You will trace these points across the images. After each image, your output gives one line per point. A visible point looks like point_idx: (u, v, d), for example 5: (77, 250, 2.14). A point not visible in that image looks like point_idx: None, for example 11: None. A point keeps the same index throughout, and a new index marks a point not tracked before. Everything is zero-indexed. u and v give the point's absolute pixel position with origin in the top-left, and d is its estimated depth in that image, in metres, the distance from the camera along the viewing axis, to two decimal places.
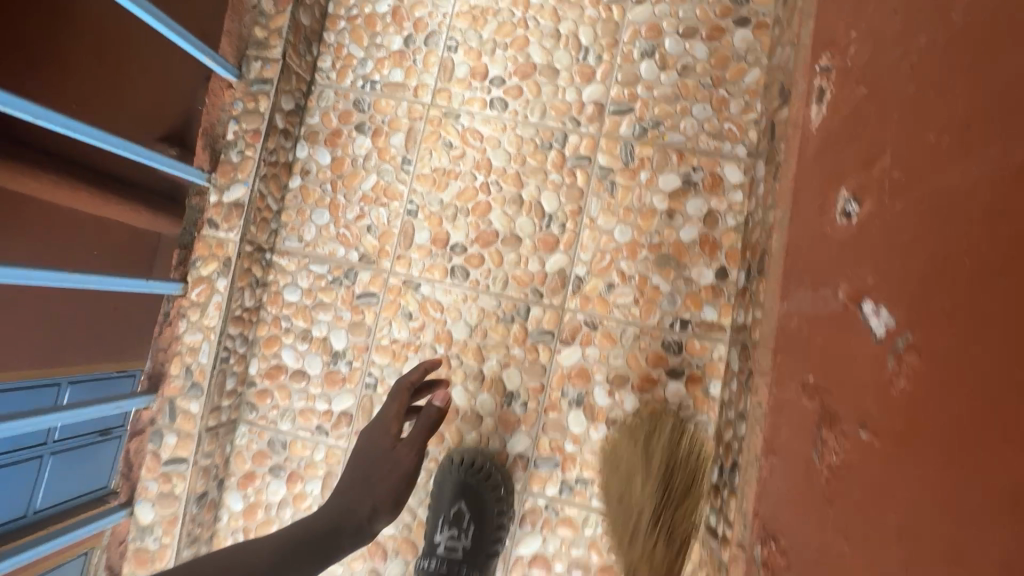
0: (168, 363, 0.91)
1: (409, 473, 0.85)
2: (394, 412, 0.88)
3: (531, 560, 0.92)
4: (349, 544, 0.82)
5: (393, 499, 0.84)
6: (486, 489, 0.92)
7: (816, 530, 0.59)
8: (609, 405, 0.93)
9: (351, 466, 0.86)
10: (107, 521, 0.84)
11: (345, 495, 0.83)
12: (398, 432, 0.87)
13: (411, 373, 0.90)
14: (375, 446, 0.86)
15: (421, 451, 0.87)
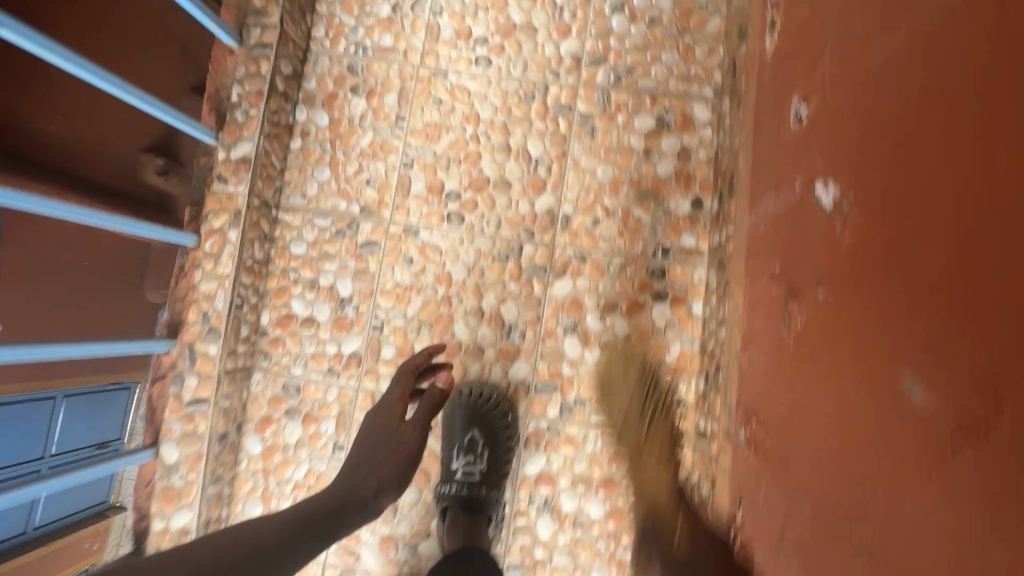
0: (186, 310, 0.96)
1: (412, 454, 0.88)
2: (398, 396, 0.93)
3: (537, 479, 0.98)
4: (355, 523, 0.80)
5: (397, 478, 0.85)
6: (491, 410, 0.99)
7: (790, 389, 0.66)
8: (600, 330, 1.00)
9: (355, 451, 0.88)
10: (133, 460, 0.88)
11: (352, 475, 0.83)
12: (402, 413, 0.91)
13: (416, 357, 0.96)
14: (378, 426, 0.90)
15: (422, 431, 0.90)
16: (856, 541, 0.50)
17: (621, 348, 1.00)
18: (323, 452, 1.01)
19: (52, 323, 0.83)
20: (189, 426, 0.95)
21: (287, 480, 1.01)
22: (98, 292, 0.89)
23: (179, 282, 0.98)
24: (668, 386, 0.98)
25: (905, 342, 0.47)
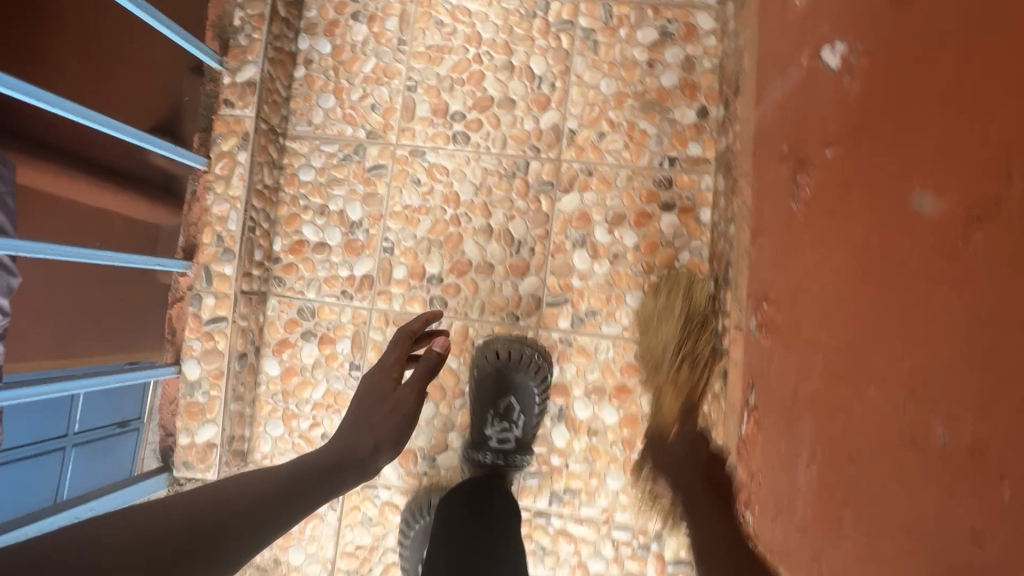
0: (201, 233, 0.98)
1: (412, 415, 0.74)
2: (393, 359, 0.81)
3: (552, 390, 1.00)
4: (354, 478, 0.68)
5: (397, 438, 0.73)
6: (519, 369, 0.98)
7: (801, 258, 0.67)
8: (609, 242, 1.01)
9: (348, 414, 0.74)
10: (157, 372, 0.92)
11: (348, 432, 0.71)
12: (400, 376, 0.78)
13: (413, 322, 0.86)
14: (369, 393, 0.76)
15: (422, 395, 0.77)
16: (873, 366, 0.50)
17: (630, 259, 1.00)
18: (340, 371, 1.03)
19: (64, 297, 1.01)
20: (209, 343, 0.97)
21: (306, 400, 1.03)
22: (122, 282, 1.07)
23: (192, 207, 1.00)
24: None
25: (920, 155, 0.47)
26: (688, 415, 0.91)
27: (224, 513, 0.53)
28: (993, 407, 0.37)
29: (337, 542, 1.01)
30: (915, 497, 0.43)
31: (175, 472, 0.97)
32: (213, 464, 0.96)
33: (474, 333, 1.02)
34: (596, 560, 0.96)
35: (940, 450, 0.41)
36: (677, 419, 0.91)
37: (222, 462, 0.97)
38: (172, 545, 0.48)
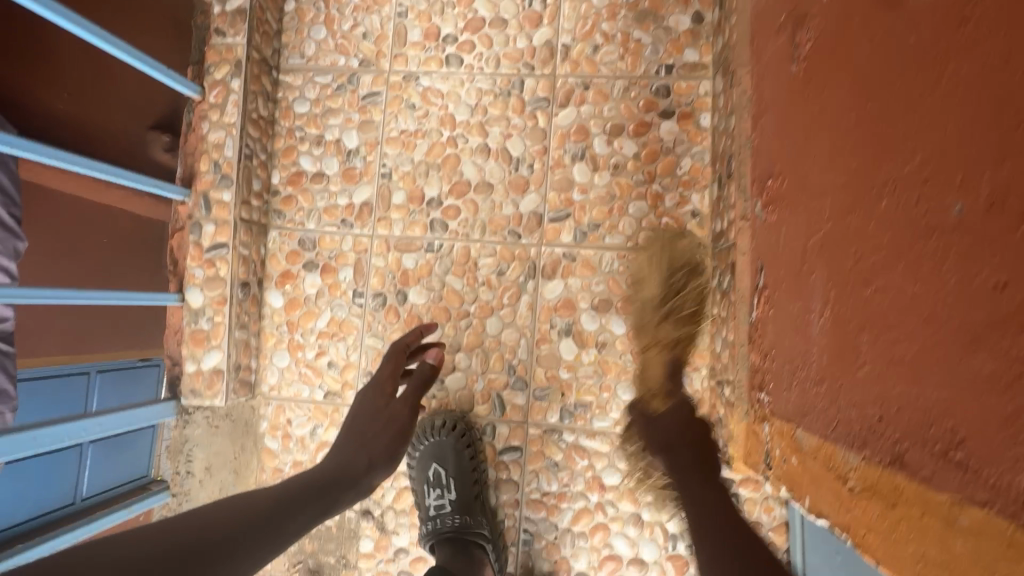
0: (197, 161, 0.98)
1: (405, 427, 0.88)
2: (389, 373, 0.92)
3: (557, 304, 0.98)
4: (347, 501, 0.78)
5: (390, 452, 0.85)
6: (536, 550, 0.95)
7: (805, 118, 0.65)
8: (608, 153, 1.00)
9: (346, 428, 0.87)
10: (160, 297, 0.92)
11: (343, 454, 0.82)
12: (394, 390, 0.91)
13: (407, 335, 0.94)
14: (367, 408, 0.88)
15: (414, 406, 0.91)
16: (881, 181, 0.48)
17: (631, 168, 0.99)
18: (343, 299, 1.03)
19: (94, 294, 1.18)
20: (211, 271, 0.97)
21: (311, 330, 1.02)
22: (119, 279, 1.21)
23: (188, 138, 1.00)
24: (681, 201, 0.97)
25: None
26: (675, 377, 0.86)
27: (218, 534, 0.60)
28: (1007, 153, 0.35)
29: None
30: (930, 286, 0.41)
31: (182, 400, 0.97)
32: (220, 391, 0.96)
33: (476, 253, 1.01)
34: (610, 472, 0.95)
35: (954, 225, 0.39)
36: (664, 389, 0.87)
37: (228, 391, 0.96)
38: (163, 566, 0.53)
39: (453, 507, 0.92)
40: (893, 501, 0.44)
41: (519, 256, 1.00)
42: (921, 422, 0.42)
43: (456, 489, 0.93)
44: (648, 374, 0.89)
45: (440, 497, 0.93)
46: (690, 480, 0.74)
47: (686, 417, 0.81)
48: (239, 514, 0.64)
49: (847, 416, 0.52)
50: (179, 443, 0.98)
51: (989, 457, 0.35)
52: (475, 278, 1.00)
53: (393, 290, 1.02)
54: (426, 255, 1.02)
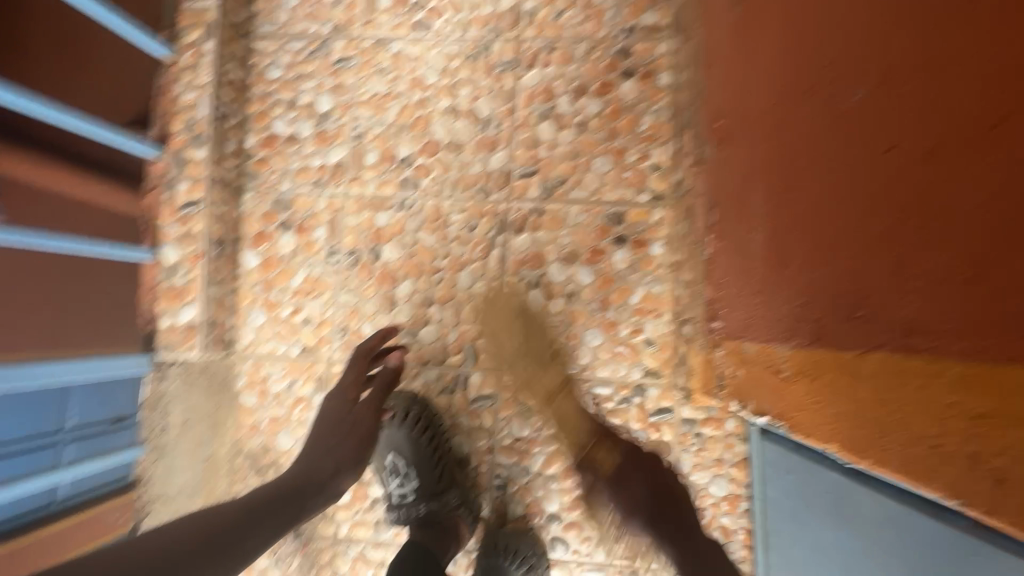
0: (171, 121, 1.01)
1: (371, 431, 0.86)
2: (353, 379, 0.91)
3: (526, 257, 1.01)
4: (316, 505, 0.78)
5: (357, 455, 0.84)
6: (513, 500, 0.98)
7: (745, 55, 0.69)
8: (572, 112, 1.03)
9: (311, 434, 0.85)
10: (134, 251, 0.94)
11: (310, 460, 0.82)
12: (358, 395, 0.90)
13: (370, 340, 0.94)
14: (332, 419, 0.86)
15: (380, 411, 0.89)
16: (804, 90, 0.53)
17: (594, 126, 1.03)
18: (317, 258, 1.05)
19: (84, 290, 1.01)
20: (186, 228, 1.00)
21: (286, 288, 1.04)
22: None
23: (159, 99, 1.02)
24: (643, 155, 1.01)
25: None
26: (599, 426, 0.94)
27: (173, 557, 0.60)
28: (890, 32, 0.39)
29: None
30: (840, 169, 0.46)
31: (158, 353, 1.00)
32: (197, 344, 0.99)
33: (447, 210, 1.04)
34: (579, 416, 0.98)
35: (856, 108, 0.44)
36: (598, 435, 0.93)
37: (205, 344, 1.00)
38: None
39: (416, 497, 0.95)
40: (816, 372, 0.48)
41: (488, 212, 1.03)
42: (836, 293, 0.46)
43: (417, 477, 0.96)
44: (567, 421, 0.97)
45: (402, 486, 0.96)
46: (653, 511, 0.83)
47: (629, 469, 0.88)
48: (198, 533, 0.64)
49: (781, 313, 0.56)
50: (155, 398, 1.01)
51: (881, 302, 0.39)
52: (446, 235, 1.03)
53: (367, 247, 1.04)
54: (398, 213, 1.05)
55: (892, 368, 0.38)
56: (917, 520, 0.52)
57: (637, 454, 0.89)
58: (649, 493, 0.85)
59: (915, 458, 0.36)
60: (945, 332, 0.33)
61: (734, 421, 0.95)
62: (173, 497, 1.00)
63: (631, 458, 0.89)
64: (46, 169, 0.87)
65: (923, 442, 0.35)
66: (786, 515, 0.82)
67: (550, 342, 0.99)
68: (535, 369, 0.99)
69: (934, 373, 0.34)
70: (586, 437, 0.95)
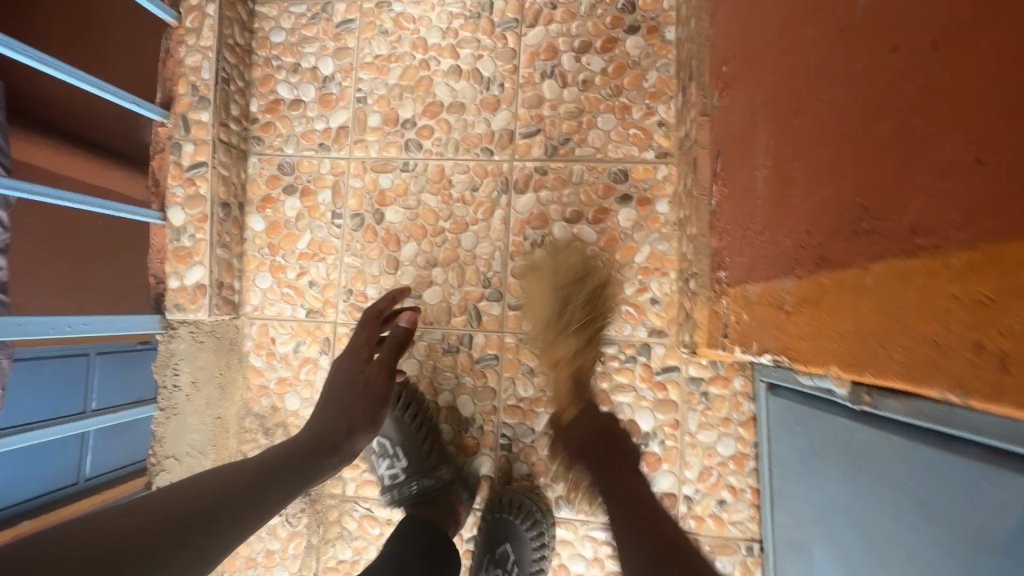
0: (176, 85, 1.01)
1: (383, 394, 0.84)
2: (364, 340, 0.89)
3: (529, 217, 1.01)
4: (331, 465, 0.78)
5: (369, 417, 0.83)
6: (518, 459, 0.98)
7: None
8: (576, 70, 1.02)
9: (323, 397, 0.84)
10: (143, 212, 0.96)
11: (324, 421, 0.80)
12: (369, 356, 0.88)
13: (381, 301, 0.92)
14: (345, 380, 0.84)
15: (392, 372, 0.87)
16: (809, 11, 0.51)
17: (598, 84, 1.01)
18: (322, 221, 1.05)
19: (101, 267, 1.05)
20: (192, 189, 1.01)
21: (292, 252, 1.05)
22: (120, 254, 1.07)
23: (165, 63, 1.02)
24: (648, 112, 0.99)
25: None
26: (579, 390, 0.91)
27: (192, 511, 0.59)
28: None
29: None
30: (845, 83, 0.44)
31: (167, 314, 1.01)
32: (203, 305, 1.00)
33: (450, 171, 1.03)
34: None
35: (861, 13, 0.42)
36: (571, 399, 0.91)
37: (212, 305, 1.00)
38: (136, 546, 0.53)
39: (406, 475, 0.95)
40: (817, 296, 0.47)
41: (491, 172, 1.02)
42: (838, 211, 0.44)
43: (406, 457, 0.96)
44: (558, 384, 0.93)
45: (392, 466, 0.96)
46: (596, 449, 0.84)
47: (591, 425, 0.87)
48: (214, 491, 0.63)
49: (784, 246, 0.54)
50: (165, 356, 1.02)
51: (885, 208, 0.38)
52: (449, 196, 1.03)
53: (370, 210, 1.04)
54: (401, 175, 1.04)
55: (893, 272, 0.36)
56: (924, 454, 0.51)
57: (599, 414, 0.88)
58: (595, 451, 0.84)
59: (915, 360, 0.34)
60: (947, 224, 0.32)
61: (741, 379, 0.93)
62: (184, 453, 1.02)
63: (590, 425, 0.87)
64: (62, 156, 0.97)
65: (926, 340, 0.33)
66: (794, 470, 0.80)
67: (590, 309, 0.92)
68: (563, 334, 0.92)
69: (935, 267, 0.32)
70: (569, 409, 0.91)
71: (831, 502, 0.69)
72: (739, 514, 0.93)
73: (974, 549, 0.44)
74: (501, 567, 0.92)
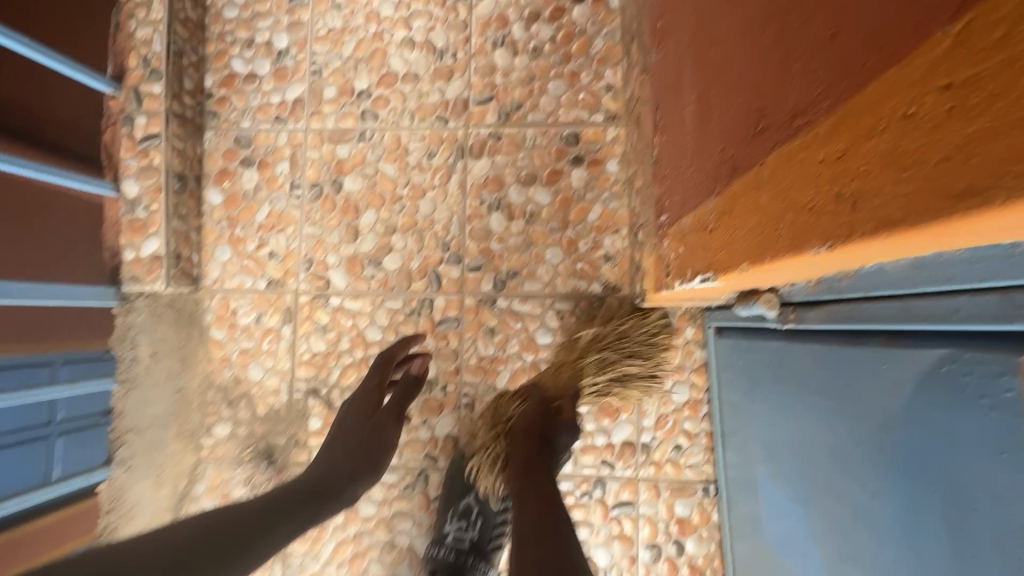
0: (127, 58, 1.01)
1: (392, 435, 0.88)
2: (375, 383, 0.92)
3: (485, 181, 1.03)
4: (332, 508, 0.78)
5: (374, 460, 0.85)
6: (480, 418, 1.00)
7: None
8: (526, 38, 1.04)
9: (332, 437, 0.86)
10: (96, 183, 0.96)
11: (329, 463, 0.82)
12: (379, 400, 0.91)
13: (394, 346, 0.94)
14: (358, 427, 0.87)
15: (399, 417, 0.91)
16: None
17: (548, 51, 1.03)
18: (281, 193, 1.06)
19: (72, 255, 0.97)
20: (145, 161, 1.02)
21: (251, 223, 1.05)
22: (73, 252, 0.98)
23: (116, 37, 1.03)
24: (596, 77, 1.02)
25: None
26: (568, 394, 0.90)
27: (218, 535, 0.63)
28: None
29: (295, 353, 1.04)
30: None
31: (124, 287, 1.02)
32: (161, 276, 1.00)
33: (406, 140, 1.05)
34: (542, 333, 1.00)
35: None
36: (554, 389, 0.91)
37: (169, 276, 1.01)
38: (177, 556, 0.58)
39: None
40: (731, 204, 0.50)
41: (447, 139, 1.04)
42: (743, 120, 0.48)
43: None
44: (562, 366, 0.93)
45: None
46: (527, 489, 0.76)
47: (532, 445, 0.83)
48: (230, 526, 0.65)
49: (706, 170, 0.58)
50: (122, 330, 1.01)
51: (776, 102, 0.41)
52: (406, 164, 1.05)
53: (329, 179, 1.05)
54: (358, 144, 1.06)
55: (782, 156, 0.40)
56: (839, 352, 0.54)
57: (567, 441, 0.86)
58: (539, 437, 0.83)
59: (799, 230, 0.38)
60: (818, 98, 0.35)
61: (692, 327, 0.97)
62: (146, 426, 1.02)
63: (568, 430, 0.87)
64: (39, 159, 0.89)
65: (804, 208, 0.36)
66: (738, 402, 0.85)
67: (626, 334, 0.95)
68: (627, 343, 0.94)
69: (809, 139, 0.36)
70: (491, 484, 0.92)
71: (770, 428, 0.73)
72: (694, 458, 0.96)
73: (885, 430, 0.48)
74: (465, 519, 0.94)
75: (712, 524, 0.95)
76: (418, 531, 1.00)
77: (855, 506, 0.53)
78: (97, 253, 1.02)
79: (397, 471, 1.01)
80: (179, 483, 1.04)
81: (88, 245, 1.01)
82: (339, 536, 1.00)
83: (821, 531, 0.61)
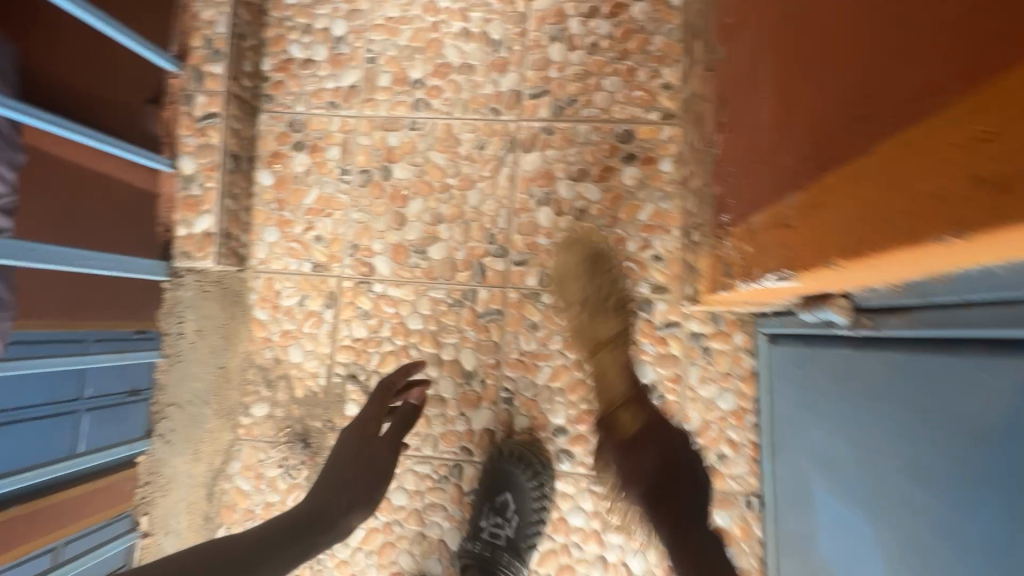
0: (190, 37, 1.04)
1: (387, 468, 0.84)
2: (372, 413, 0.87)
3: (535, 175, 1.02)
4: (325, 542, 0.75)
5: (371, 492, 0.81)
6: (517, 412, 0.98)
7: None
8: (583, 34, 1.03)
9: (326, 468, 0.82)
10: (153, 157, 0.97)
11: (321, 496, 0.78)
12: (378, 427, 0.86)
13: (393, 374, 0.92)
14: (353, 456, 0.82)
15: (399, 445, 0.86)
16: None
17: (605, 48, 1.02)
18: (330, 177, 1.06)
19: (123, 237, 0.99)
20: (202, 139, 1.04)
21: (300, 207, 1.06)
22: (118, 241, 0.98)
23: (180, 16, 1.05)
24: (654, 74, 1.01)
25: None
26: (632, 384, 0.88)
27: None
28: None
29: (335, 337, 1.04)
30: None
31: (174, 262, 1.03)
32: (210, 254, 1.02)
33: (457, 130, 1.05)
34: None
35: None
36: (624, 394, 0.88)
37: (218, 256, 1.02)
38: None
39: None
40: (822, 197, 0.48)
41: (499, 132, 1.04)
42: (841, 110, 0.46)
43: None
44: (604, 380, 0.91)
45: None
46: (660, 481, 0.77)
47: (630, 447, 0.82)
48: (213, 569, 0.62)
49: (787, 165, 0.56)
50: (170, 303, 1.04)
51: (890, 88, 0.39)
52: (456, 154, 1.04)
53: (378, 166, 1.06)
54: (409, 133, 1.06)
55: (896, 144, 0.38)
56: (929, 361, 0.52)
57: (665, 435, 0.82)
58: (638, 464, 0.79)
59: (918, 219, 0.36)
60: (944, 81, 0.33)
61: (742, 334, 0.94)
62: (186, 400, 1.04)
63: (652, 436, 0.82)
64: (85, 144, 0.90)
65: (928, 195, 0.35)
66: (793, 412, 0.81)
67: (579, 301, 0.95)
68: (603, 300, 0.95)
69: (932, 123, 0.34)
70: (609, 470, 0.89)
71: (829, 440, 0.70)
72: (738, 468, 0.93)
73: (977, 441, 0.46)
74: (500, 515, 0.94)
75: (754, 538, 0.92)
76: (449, 524, 0.99)
77: (935, 525, 0.51)
78: (149, 241, 1.03)
79: (431, 462, 1.00)
80: (214, 460, 1.04)
81: (140, 234, 1.02)
82: (370, 524, 0.99)
83: (890, 550, 0.58)
